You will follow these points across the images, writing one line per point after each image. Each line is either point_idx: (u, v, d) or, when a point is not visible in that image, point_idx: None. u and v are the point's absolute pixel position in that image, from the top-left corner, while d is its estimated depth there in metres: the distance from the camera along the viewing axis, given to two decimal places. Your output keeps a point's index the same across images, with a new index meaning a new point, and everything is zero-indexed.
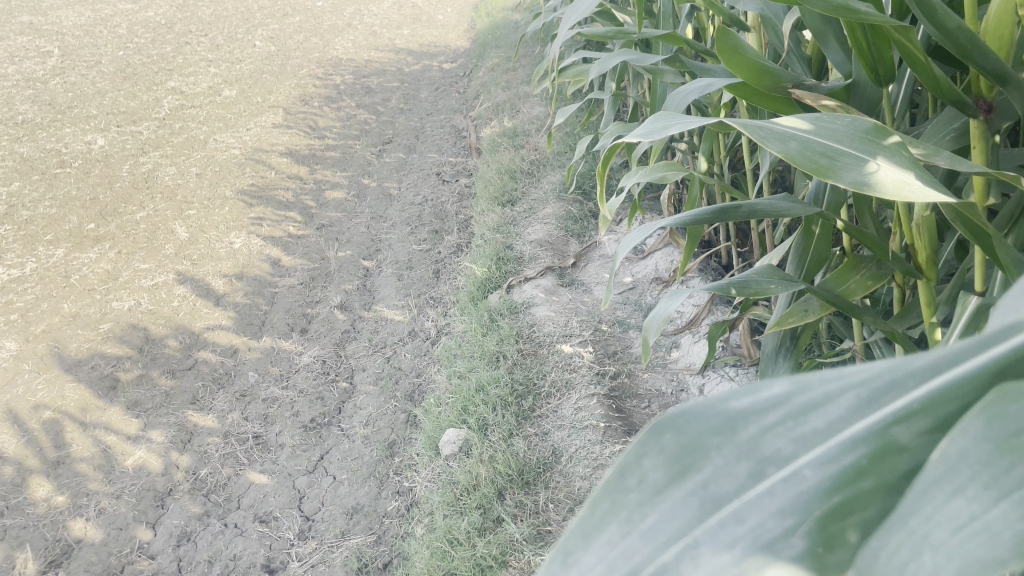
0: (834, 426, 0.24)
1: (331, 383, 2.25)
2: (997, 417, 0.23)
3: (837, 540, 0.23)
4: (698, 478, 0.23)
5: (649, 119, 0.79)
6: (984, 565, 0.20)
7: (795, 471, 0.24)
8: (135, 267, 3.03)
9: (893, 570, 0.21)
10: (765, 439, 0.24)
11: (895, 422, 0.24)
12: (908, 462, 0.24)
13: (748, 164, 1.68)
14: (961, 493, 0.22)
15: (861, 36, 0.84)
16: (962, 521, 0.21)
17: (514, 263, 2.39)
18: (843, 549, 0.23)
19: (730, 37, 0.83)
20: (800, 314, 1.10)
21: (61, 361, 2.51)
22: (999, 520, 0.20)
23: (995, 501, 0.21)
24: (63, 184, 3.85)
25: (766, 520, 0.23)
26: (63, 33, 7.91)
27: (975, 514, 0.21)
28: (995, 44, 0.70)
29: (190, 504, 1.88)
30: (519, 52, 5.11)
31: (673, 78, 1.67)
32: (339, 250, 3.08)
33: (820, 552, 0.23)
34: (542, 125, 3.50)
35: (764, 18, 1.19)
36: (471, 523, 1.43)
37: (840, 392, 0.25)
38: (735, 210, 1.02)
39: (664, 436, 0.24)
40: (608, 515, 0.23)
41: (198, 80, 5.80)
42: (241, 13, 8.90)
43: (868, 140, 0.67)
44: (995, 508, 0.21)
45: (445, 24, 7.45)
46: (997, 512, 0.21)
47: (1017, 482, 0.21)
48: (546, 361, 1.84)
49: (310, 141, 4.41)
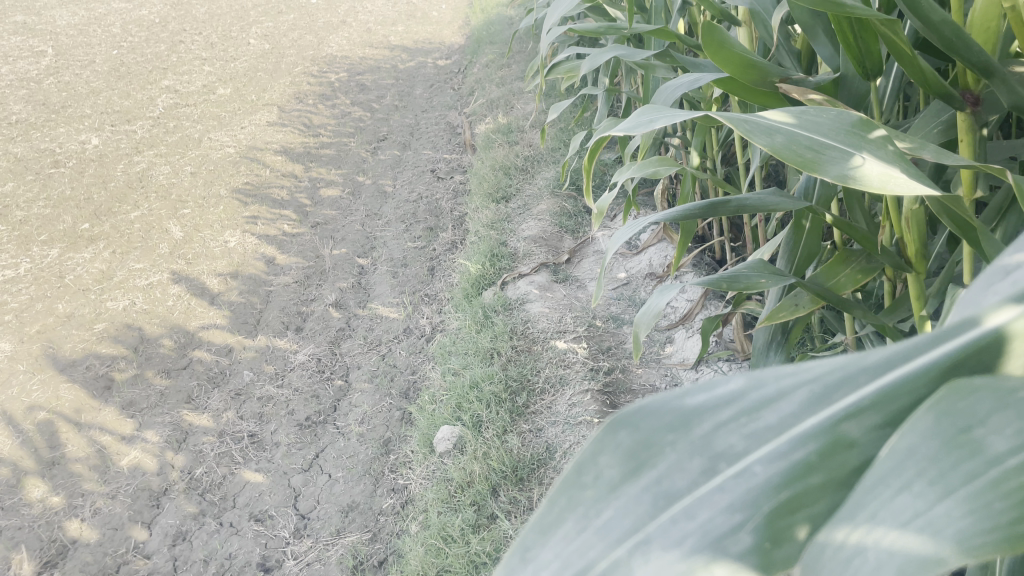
0: (784, 423, 0.25)
1: (326, 381, 2.25)
2: (946, 414, 0.24)
3: (784, 536, 0.24)
4: (652, 475, 0.25)
5: (636, 110, 0.78)
6: (926, 565, 0.21)
7: (746, 467, 0.25)
8: (129, 266, 3.02)
9: (837, 567, 0.22)
10: (717, 436, 0.25)
11: (846, 418, 0.25)
12: (857, 457, 0.25)
13: (740, 159, 1.68)
14: (908, 490, 0.23)
15: (848, 30, 0.84)
16: (909, 516, 0.22)
17: (508, 259, 2.39)
18: (791, 543, 0.24)
19: (717, 35, 0.81)
20: (791, 309, 1.09)
21: (55, 361, 2.50)
22: (942, 518, 0.22)
23: (939, 497, 0.22)
24: (56, 184, 3.85)
25: (716, 515, 0.24)
26: (56, 33, 7.93)
27: (919, 511, 0.22)
28: (981, 37, 0.70)
29: (185, 503, 1.88)
30: (513, 48, 5.10)
31: (665, 73, 1.67)
32: (334, 249, 3.08)
33: (767, 548, 0.24)
34: (537, 121, 3.50)
35: (753, 13, 1.20)
36: (465, 520, 1.44)
37: (792, 388, 0.26)
38: (725, 205, 1.02)
39: (620, 433, 0.26)
40: (567, 511, 0.24)
41: (192, 78, 5.80)
42: (234, 11, 8.90)
43: (855, 133, 0.67)
44: (939, 505, 0.22)
45: (440, 20, 7.44)
46: (940, 509, 0.22)
47: (960, 479, 0.23)
48: (540, 358, 1.84)
49: (305, 138, 4.40)
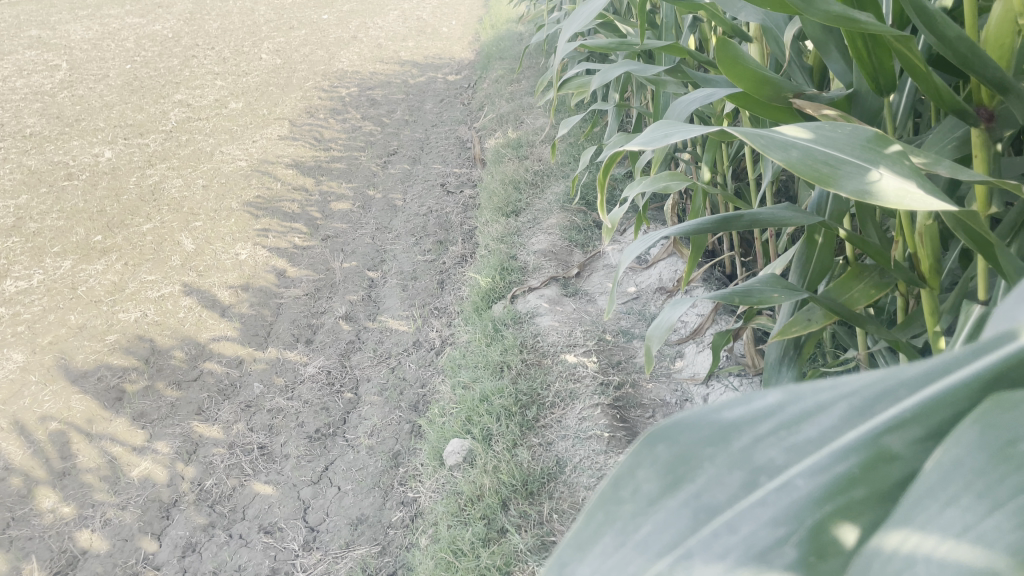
0: (825, 436, 0.27)
1: (336, 394, 2.26)
2: (991, 426, 0.25)
3: (828, 550, 0.24)
4: (691, 489, 0.26)
5: (651, 126, 0.78)
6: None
7: (787, 481, 0.26)
8: (141, 278, 3.05)
9: None
10: (757, 449, 0.26)
11: (888, 432, 0.26)
12: (899, 471, 0.26)
13: (751, 174, 1.69)
14: (956, 504, 0.23)
15: (862, 46, 0.85)
16: (959, 529, 0.23)
17: (519, 273, 2.39)
18: (836, 557, 0.24)
19: (732, 52, 0.82)
20: (804, 323, 1.09)
21: (67, 372, 2.52)
22: (992, 531, 0.22)
23: (988, 511, 0.23)
24: (69, 197, 3.89)
25: (759, 529, 0.25)
26: (71, 48, 8.04)
27: (969, 525, 0.23)
28: (996, 53, 0.70)
29: (195, 515, 1.88)
30: (524, 64, 5.13)
31: (675, 89, 1.68)
32: (344, 261, 3.10)
33: (812, 562, 0.24)
34: (546, 136, 3.51)
35: (764, 29, 1.21)
36: (476, 533, 1.43)
37: (830, 403, 0.27)
38: (738, 220, 1.02)
39: (659, 447, 0.27)
40: (605, 526, 0.26)
41: (204, 92, 5.86)
42: (247, 26, 9.00)
43: (871, 148, 0.68)
44: (989, 520, 0.23)
45: (450, 37, 7.49)
46: (991, 522, 0.22)
47: (1008, 492, 0.23)
48: (551, 371, 1.84)
49: (315, 152, 4.43)
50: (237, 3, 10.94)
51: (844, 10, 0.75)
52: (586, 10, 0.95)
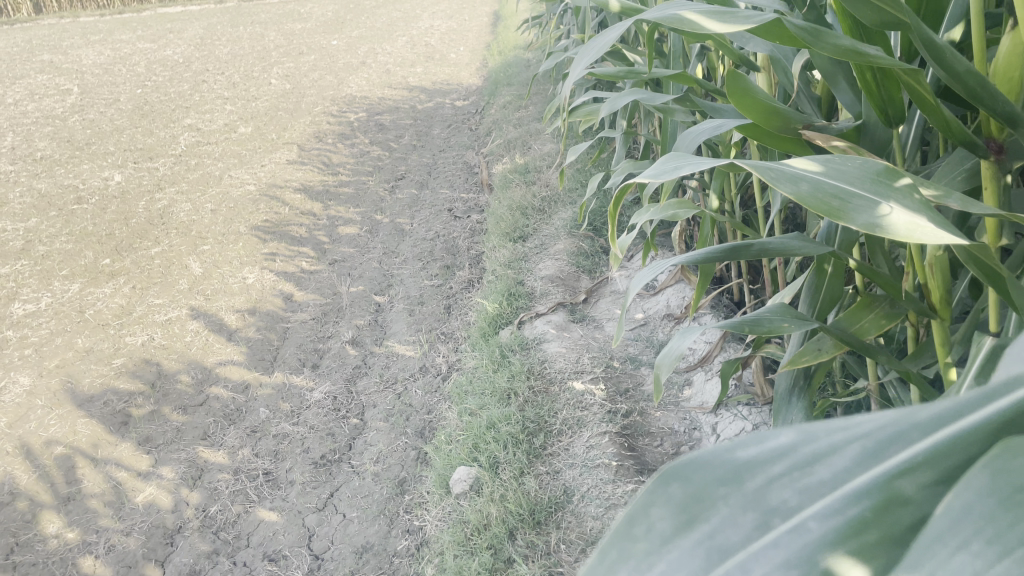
0: (838, 477, 0.27)
1: (341, 419, 2.25)
2: (1000, 472, 0.25)
3: None
4: (705, 529, 0.26)
5: (662, 157, 0.78)
6: None
7: (800, 523, 0.26)
8: (149, 302, 3.06)
9: None
10: (771, 489, 0.27)
11: (900, 474, 0.27)
12: (911, 515, 0.26)
13: (759, 203, 1.69)
14: (966, 549, 0.24)
15: (870, 77, 0.85)
16: None
17: (526, 299, 2.39)
18: None
19: (741, 83, 0.83)
20: (814, 353, 1.08)
21: (74, 396, 2.52)
22: None
23: (998, 557, 0.23)
24: (79, 220, 3.93)
25: (772, 570, 0.25)
26: (83, 72, 8.15)
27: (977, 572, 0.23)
28: (1005, 86, 0.70)
29: (199, 542, 1.87)
30: (532, 90, 5.16)
31: (683, 117, 1.68)
32: (351, 286, 3.10)
33: None
34: (554, 162, 3.52)
35: (773, 59, 1.21)
36: (482, 563, 1.42)
37: (843, 444, 0.28)
38: (747, 250, 1.01)
39: (672, 486, 0.27)
40: (617, 563, 0.25)
41: (214, 117, 5.92)
42: (257, 51, 9.09)
43: (881, 182, 0.67)
44: (996, 566, 0.23)
45: (458, 63, 7.55)
46: (999, 568, 0.23)
47: (1017, 540, 0.23)
48: (558, 399, 1.83)
49: (324, 177, 4.46)
50: (248, 28, 11.08)
51: (852, 44, 0.75)
52: (597, 43, 0.95)
